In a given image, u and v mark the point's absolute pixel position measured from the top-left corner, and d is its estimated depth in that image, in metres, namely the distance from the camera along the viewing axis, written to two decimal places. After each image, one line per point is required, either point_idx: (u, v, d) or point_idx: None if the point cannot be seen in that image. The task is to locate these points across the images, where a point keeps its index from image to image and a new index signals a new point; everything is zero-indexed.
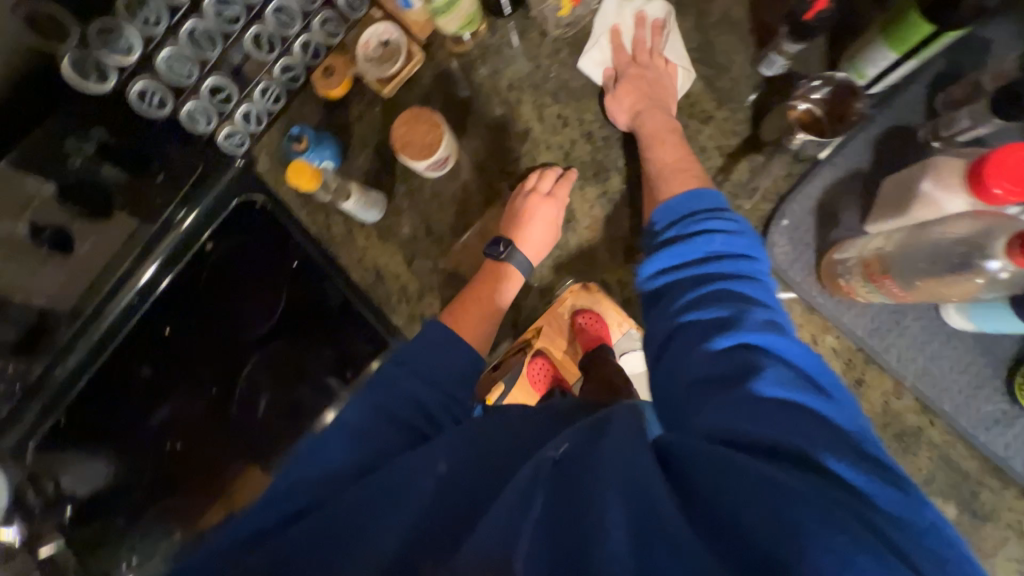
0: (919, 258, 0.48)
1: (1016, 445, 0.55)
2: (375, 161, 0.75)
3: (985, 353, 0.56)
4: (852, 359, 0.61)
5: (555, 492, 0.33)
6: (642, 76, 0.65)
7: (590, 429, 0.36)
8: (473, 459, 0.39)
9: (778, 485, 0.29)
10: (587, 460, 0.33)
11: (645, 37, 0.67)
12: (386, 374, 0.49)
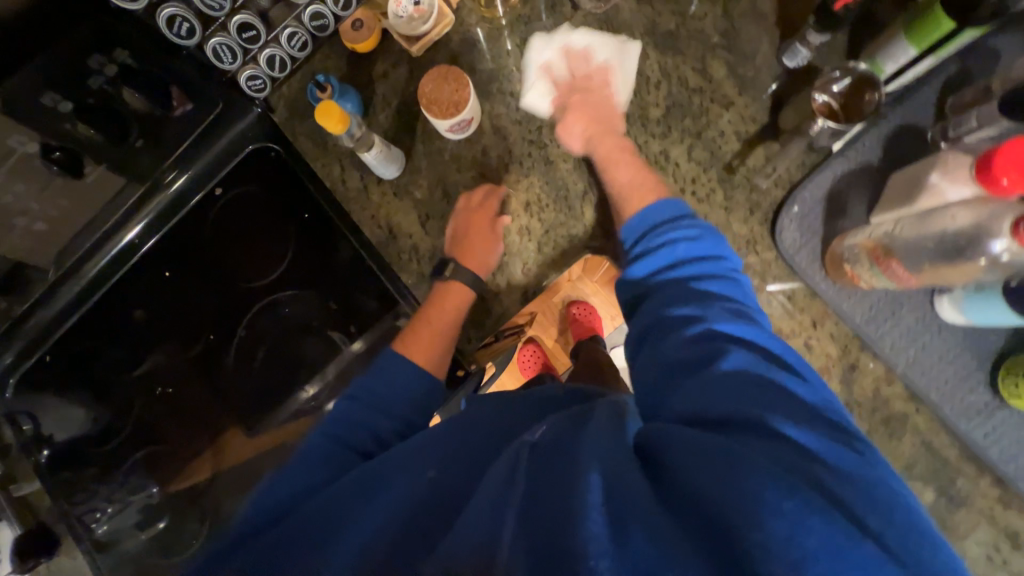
0: (925, 241, 0.50)
1: (992, 434, 0.58)
2: (396, 119, 0.76)
3: (972, 346, 0.59)
4: (849, 346, 0.63)
5: (534, 471, 0.36)
6: (588, 103, 0.68)
7: (571, 422, 0.39)
8: (459, 464, 0.43)
9: (735, 455, 0.31)
10: (560, 447, 0.36)
11: (581, 66, 0.70)
12: (362, 387, 0.56)
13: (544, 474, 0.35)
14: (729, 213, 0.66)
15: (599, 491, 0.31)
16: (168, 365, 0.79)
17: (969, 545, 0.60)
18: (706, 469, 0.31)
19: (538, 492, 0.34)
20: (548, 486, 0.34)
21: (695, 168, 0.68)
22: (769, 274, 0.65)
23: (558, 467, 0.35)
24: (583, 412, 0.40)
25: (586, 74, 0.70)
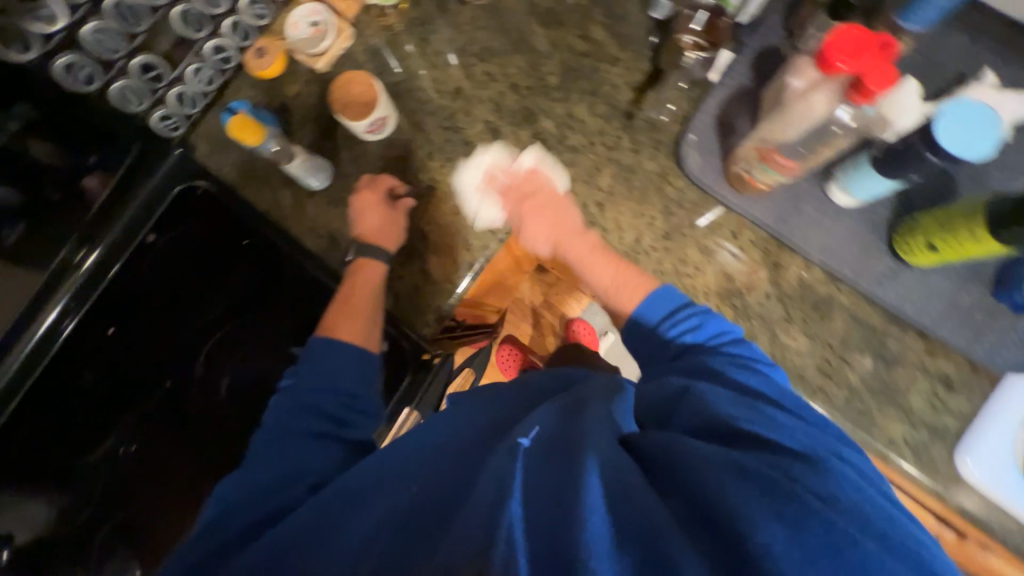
0: (794, 128, 0.58)
1: (904, 293, 0.65)
2: (316, 132, 0.79)
3: (868, 221, 0.66)
4: (768, 247, 0.69)
5: (540, 461, 0.43)
6: (538, 196, 0.69)
7: (569, 410, 0.49)
8: (445, 468, 0.50)
9: (740, 468, 0.39)
10: (563, 438, 0.44)
11: (510, 175, 0.73)
12: (297, 394, 0.65)
13: (544, 467, 0.42)
14: (638, 154, 0.73)
15: (598, 481, 0.39)
16: (131, 428, 0.80)
17: (914, 397, 0.65)
18: (710, 482, 0.39)
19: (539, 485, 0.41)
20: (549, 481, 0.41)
21: (599, 122, 0.74)
22: (685, 200, 0.71)
23: (558, 463, 0.42)
24: (575, 406, 0.49)
25: (524, 186, 0.71)
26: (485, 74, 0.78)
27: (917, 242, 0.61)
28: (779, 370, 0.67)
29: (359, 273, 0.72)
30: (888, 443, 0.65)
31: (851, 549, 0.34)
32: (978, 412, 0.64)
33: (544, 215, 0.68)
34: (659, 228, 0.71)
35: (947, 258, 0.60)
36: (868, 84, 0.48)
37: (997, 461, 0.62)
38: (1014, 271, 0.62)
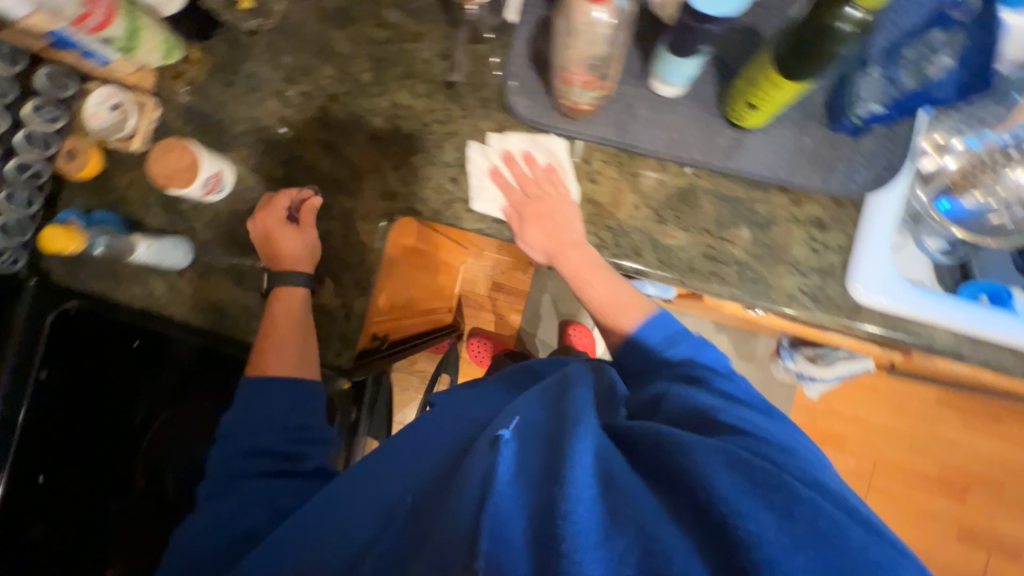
0: (572, 42, 0.59)
1: (752, 157, 0.67)
2: (163, 212, 0.77)
3: (699, 102, 0.67)
4: (621, 160, 0.70)
5: (526, 449, 0.44)
6: (540, 210, 0.68)
7: (555, 392, 0.51)
8: (434, 478, 0.52)
9: (725, 448, 0.42)
10: (549, 427, 0.46)
11: (523, 171, 0.70)
12: (239, 420, 0.67)
13: (525, 453, 0.44)
14: (471, 118, 0.72)
15: (586, 468, 0.41)
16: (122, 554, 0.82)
17: (797, 248, 0.67)
18: (696, 464, 0.41)
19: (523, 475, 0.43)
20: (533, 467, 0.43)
21: (425, 101, 0.73)
22: (530, 145, 0.71)
23: (541, 448, 0.44)
24: (560, 391, 0.51)
25: (529, 193, 0.70)
26: (302, 95, 0.76)
27: (741, 106, 0.62)
28: (669, 270, 0.69)
29: (277, 299, 0.71)
30: (788, 299, 0.67)
31: (841, 535, 0.36)
32: (853, 240, 0.66)
33: (536, 217, 0.68)
34: (516, 181, 0.71)
35: (774, 110, 0.61)
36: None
37: (882, 277, 0.65)
38: (839, 100, 0.64)
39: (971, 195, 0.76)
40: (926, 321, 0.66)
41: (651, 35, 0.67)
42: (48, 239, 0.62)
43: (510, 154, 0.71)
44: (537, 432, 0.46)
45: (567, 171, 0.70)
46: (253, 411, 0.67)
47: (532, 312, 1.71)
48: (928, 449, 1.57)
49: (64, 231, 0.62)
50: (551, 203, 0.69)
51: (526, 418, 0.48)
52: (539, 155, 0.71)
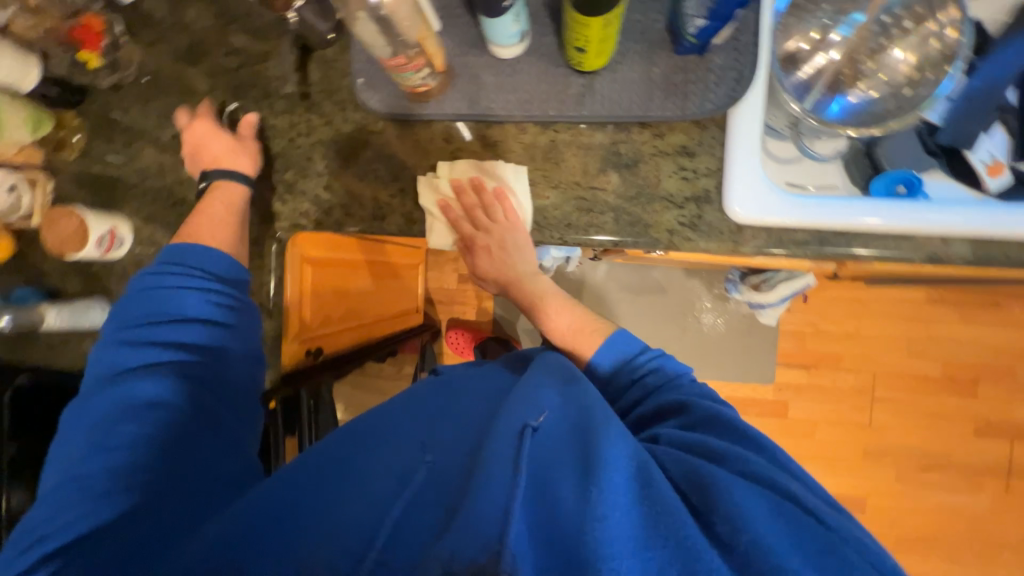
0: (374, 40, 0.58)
1: (606, 100, 0.66)
2: (81, 277, 0.81)
3: (542, 57, 0.66)
4: (480, 132, 0.70)
5: (547, 463, 0.48)
6: (487, 244, 0.74)
7: (580, 404, 0.54)
8: (456, 464, 0.53)
9: (755, 496, 0.46)
10: (576, 444, 0.49)
11: (477, 201, 0.70)
12: (124, 323, 0.66)
13: (549, 446, 0.50)
14: (331, 123, 0.73)
15: (619, 490, 0.44)
16: None
17: (667, 182, 0.66)
18: (736, 505, 0.45)
19: (548, 457, 0.49)
20: (556, 454, 0.49)
21: (285, 118, 0.74)
22: (391, 137, 0.72)
23: (573, 440, 0.50)
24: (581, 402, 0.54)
25: (477, 216, 0.71)
26: (174, 139, 0.78)
27: (573, 52, 0.61)
28: (547, 231, 0.69)
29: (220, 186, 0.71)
30: (669, 235, 0.66)
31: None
32: (722, 161, 0.65)
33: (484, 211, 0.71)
34: (384, 175, 0.72)
35: (604, 47, 0.59)
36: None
37: (756, 192, 0.63)
38: (675, 20, 0.62)
39: (859, 87, 0.73)
40: (812, 226, 0.64)
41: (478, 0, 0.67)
42: None
43: (478, 182, 0.69)
44: (567, 423, 0.52)
45: (516, 196, 0.68)
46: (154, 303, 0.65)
47: (502, 296, 1.72)
48: (932, 352, 1.51)
49: None
50: (493, 194, 0.69)
51: (551, 412, 0.53)
52: (491, 180, 0.69)
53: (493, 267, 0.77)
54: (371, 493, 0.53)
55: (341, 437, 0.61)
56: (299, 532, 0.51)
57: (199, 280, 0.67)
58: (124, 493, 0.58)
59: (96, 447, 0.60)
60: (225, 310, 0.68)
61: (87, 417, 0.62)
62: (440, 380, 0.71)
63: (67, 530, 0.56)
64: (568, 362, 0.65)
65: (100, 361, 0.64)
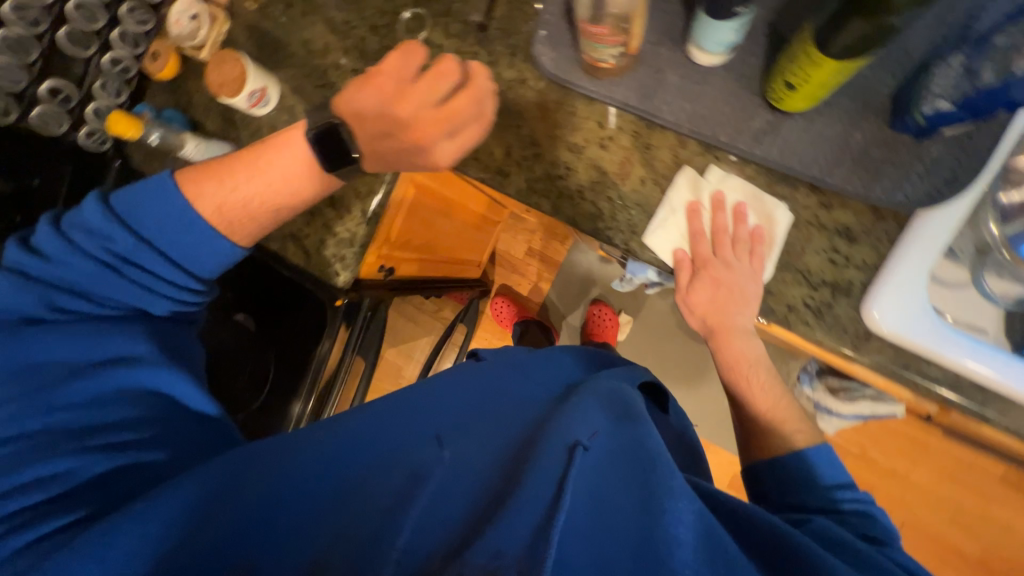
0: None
1: (787, 147, 0.60)
2: (220, 120, 0.86)
3: (738, 78, 0.61)
4: (638, 130, 0.66)
5: (596, 479, 0.44)
6: (723, 276, 0.62)
7: (630, 421, 0.51)
8: (489, 461, 0.47)
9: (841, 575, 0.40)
10: (621, 458, 0.46)
11: (724, 224, 0.63)
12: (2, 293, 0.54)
13: (599, 474, 0.44)
14: (496, 65, 0.71)
15: (686, 524, 0.39)
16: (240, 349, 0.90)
17: (811, 257, 0.60)
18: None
19: (598, 488, 0.43)
20: (611, 489, 0.43)
21: (455, 42, 0.73)
22: (548, 101, 0.69)
23: (623, 474, 0.44)
24: (631, 422, 0.51)
25: (721, 255, 0.63)
26: (346, 24, 0.79)
27: (778, 85, 0.55)
28: (663, 255, 0.65)
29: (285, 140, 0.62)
30: (787, 311, 0.61)
31: None
32: (889, 260, 0.57)
33: (722, 242, 0.63)
34: (526, 136, 0.70)
35: (815, 94, 0.53)
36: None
37: (908, 307, 0.56)
38: (908, 92, 0.54)
39: None
40: (952, 367, 0.57)
41: None
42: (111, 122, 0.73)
43: (722, 198, 0.62)
44: (617, 453, 0.47)
45: (772, 250, 0.61)
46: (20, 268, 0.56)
47: (562, 285, 1.69)
48: (986, 533, 1.34)
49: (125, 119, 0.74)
50: (745, 230, 0.62)
51: (602, 435, 0.48)
52: (752, 213, 0.62)
53: (708, 317, 0.66)
54: (381, 481, 0.46)
55: (346, 417, 0.54)
56: (238, 541, 0.44)
57: (114, 230, 0.57)
58: (62, 451, 0.50)
59: (13, 411, 0.50)
60: (103, 277, 0.58)
61: (7, 357, 0.52)
62: (472, 372, 0.65)
63: (5, 488, 0.48)
64: (621, 393, 0.59)
65: (28, 301, 0.55)
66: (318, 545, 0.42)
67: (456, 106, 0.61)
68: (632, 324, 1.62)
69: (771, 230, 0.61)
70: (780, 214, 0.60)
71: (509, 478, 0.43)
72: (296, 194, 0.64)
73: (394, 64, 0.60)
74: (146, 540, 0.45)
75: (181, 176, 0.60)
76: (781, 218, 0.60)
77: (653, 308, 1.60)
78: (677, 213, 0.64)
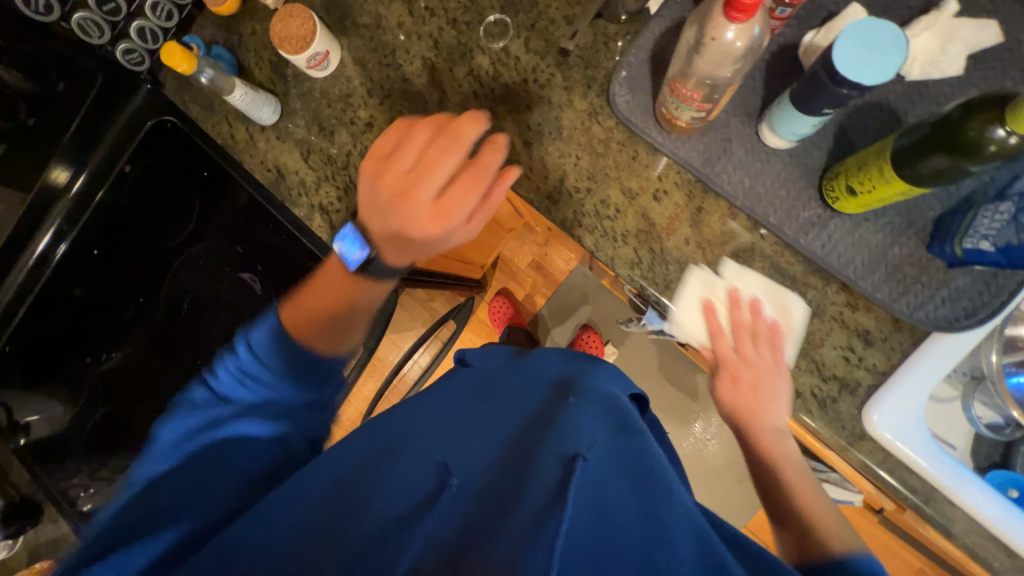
0: (693, 58, 0.55)
1: (830, 244, 0.62)
2: (269, 70, 0.81)
3: (799, 166, 0.63)
4: (693, 190, 0.67)
5: (594, 493, 0.42)
6: (741, 376, 0.63)
7: (624, 431, 0.51)
8: (488, 470, 0.47)
9: None
10: (615, 473, 0.46)
11: (741, 318, 0.63)
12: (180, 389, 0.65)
13: (597, 483, 0.43)
14: (569, 92, 0.71)
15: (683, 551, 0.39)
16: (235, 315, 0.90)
17: (828, 350, 0.63)
18: None
19: (599, 499, 0.42)
20: (608, 498, 0.43)
21: (533, 59, 0.72)
22: (613, 140, 0.69)
23: (619, 487, 0.45)
24: (624, 429, 0.51)
25: (742, 351, 0.64)
26: (425, 9, 0.76)
27: (839, 186, 0.58)
28: None
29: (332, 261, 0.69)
30: (795, 396, 0.63)
31: None
32: (899, 369, 0.61)
33: (736, 333, 0.64)
34: (583, 169, 0.70)
35: (873, 204, 0.55)
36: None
37: (905, 418, 0.60)
38: (952, 222, 0.57)
39: None
40: (928, 479, 0.61)
41: (783, 77, 0.63)
42: (167, 53, 0.70)
43: (737, 294, 0.64)
44: (616, 466, 0.47)
45: (790, 341, 0.63)
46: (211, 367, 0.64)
47: (557, 303, 1.70)
48: None
49: (179, 52, 0.71)
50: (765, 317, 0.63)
51: (599, 445, 0.47)
52: (770, 305, 0.63)
53: (731, 410, 0.66)
54: (387, 491, 0.47)
55: (370, 433, 0.59)
56: (254, 542, 0.45)
57: (246, 353, 0.62)
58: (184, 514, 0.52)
59: (163, 485, 0.55)
60: (235, 381, 0.61)
61: (178, 431, 0.59)
62: (466, 381, 0.66)
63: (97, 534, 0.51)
64: (621, 401, 0.58)
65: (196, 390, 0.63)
66: (327, 540, 0.43)
67: (432, 157, 0.63)
68: (616, 356, 1.64)
69: (784, 321, 0.63)
70: (788, 306, 0.63)
71: (512, 492, 0.42)
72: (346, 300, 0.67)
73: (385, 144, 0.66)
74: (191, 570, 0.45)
75: (281, 312, 0.67)
76: (793, 305, 0.63)
77: (640, 345, 1.63)
78: (693, 309, 0.64)
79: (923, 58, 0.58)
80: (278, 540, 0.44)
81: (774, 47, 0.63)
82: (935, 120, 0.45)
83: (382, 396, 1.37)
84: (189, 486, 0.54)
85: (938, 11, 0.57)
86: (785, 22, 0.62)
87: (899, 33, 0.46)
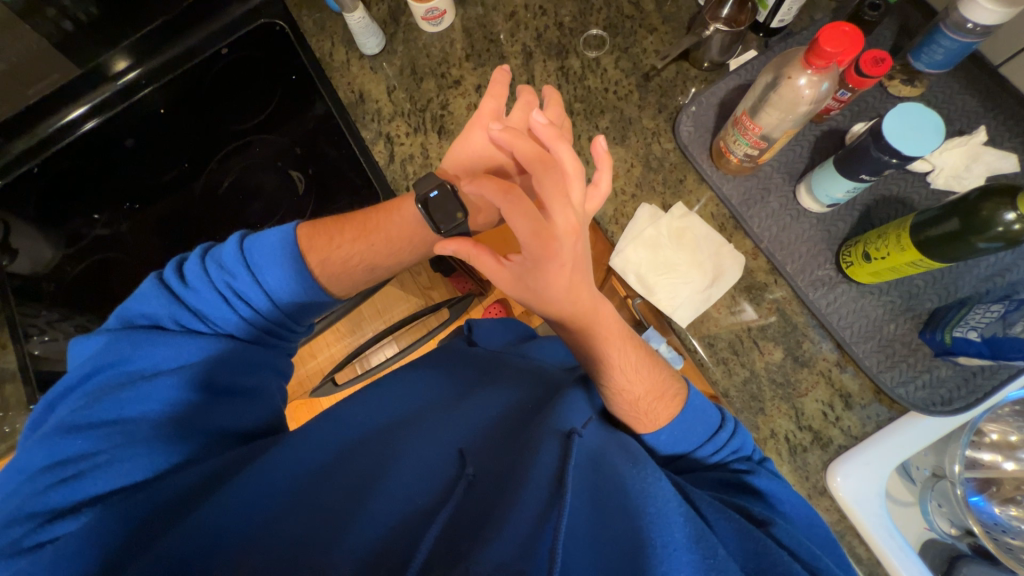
0: (766, 100, 0.63)
1: (834, 304, 0.67)
2: (385, 9, 0.89)
3: (825, 229, 0.69)
4: (725, 223, 0.73)
5: (589, 484, 0.47)
6: (576, 241, 0.54)
7: (609, 432, 0.56)
8: (490, 449, 0.52)
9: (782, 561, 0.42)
10: (602, 451, 0.51)
11: (573, 183, 0.57)
12: (139, 338, 0.53)
13: (594, 454, 0.51)
14: (641, 110, 0.79)
15: (680, 528, 0.42)
16: (222, 217, 0.95)
17: (809, 401, 0.66)
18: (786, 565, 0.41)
19: (596, 471, 0.49)
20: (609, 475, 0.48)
21: (618, 75, 0.81)
22: (667, 160, 0.76)
23: (615, 460, 0.50)
24: (606, 423, 0.58)
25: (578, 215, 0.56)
26: (539, 7, 0.86)
27: (856, 253, 0.64)
28: (692, 332, 0.70)
29: (315, 252, 0.65)
30: (769, 435, 0.66)
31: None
32: (873, 439, 0.64)
33: (523, 214, 0.51)
34: (633, 177, 0.76)
35: (883, 273, 0.61)
36: (821, 43, 0.53)
37: (866, 484, 0.63)
38: (945, 315, 0.63)
39: (1008, 507, 0.71)
40: (875, 551, 0.62)
41: (827, 152, 0.71)
42: None
43: (598, 150, 0.59)
44: (602, 446, 0.53)
45: (719, 279, 0.70)
46: (161, 282, 0.59)
47: None
48: None
49: None
50: (553, 168, 0.55)
51: (592, 425, 0.55)
52: (705, 245, 0.72)
53: (556, 294, 0.55)
54: (391, 462, 0.49)
55: (376, 400, 0.59)
56: (253, 513, 0.43)
57: (241, 269, 0.59)
58: (155, 441, 0.48)
59: (87, 408, 0.49)
60: (218, 310, 0.58)
61: (131, 351, 0.53)
62: (458, 350, 0.71)
63: (50, 481, 0.45)
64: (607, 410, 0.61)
65: (163, 312, 0.56)
66: (336, 521, 0.43)
67: (383, 223, 0.72)
68: None
69: (711, 261, 0.72)
70: (726, 249, 0.71)
71: (507, 487, 0.46)
72: (371, 267, 0.71)
73: (489, 109, 0.71)
74: (181, 488, 0.45)
75: (250, 243, 0.61)
76: (720, 244, 0.72)
77: None
78: (635, 238, 0.73)
79: (949, 171, 0.66)
80: (279, 521, 0.42)
81: (825, 127, 0.71)
82: (956, 199, 0.52)
83: (354, 351, 1.35)
84: (144, 417, 0.49)
85: (968, 135, 0.67)
86: (840, 110, 0.71)
87: (941, 124, 0.54)
